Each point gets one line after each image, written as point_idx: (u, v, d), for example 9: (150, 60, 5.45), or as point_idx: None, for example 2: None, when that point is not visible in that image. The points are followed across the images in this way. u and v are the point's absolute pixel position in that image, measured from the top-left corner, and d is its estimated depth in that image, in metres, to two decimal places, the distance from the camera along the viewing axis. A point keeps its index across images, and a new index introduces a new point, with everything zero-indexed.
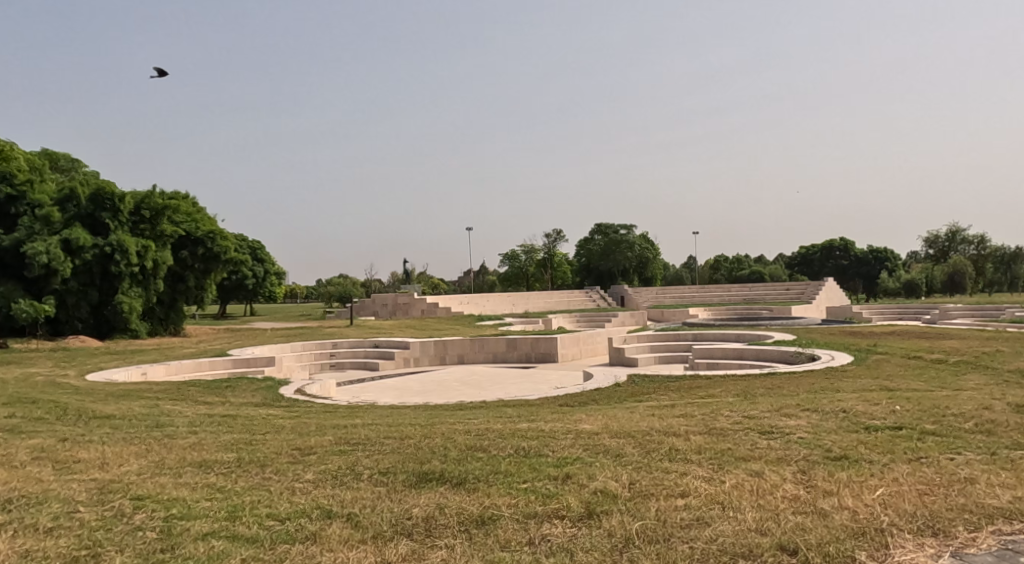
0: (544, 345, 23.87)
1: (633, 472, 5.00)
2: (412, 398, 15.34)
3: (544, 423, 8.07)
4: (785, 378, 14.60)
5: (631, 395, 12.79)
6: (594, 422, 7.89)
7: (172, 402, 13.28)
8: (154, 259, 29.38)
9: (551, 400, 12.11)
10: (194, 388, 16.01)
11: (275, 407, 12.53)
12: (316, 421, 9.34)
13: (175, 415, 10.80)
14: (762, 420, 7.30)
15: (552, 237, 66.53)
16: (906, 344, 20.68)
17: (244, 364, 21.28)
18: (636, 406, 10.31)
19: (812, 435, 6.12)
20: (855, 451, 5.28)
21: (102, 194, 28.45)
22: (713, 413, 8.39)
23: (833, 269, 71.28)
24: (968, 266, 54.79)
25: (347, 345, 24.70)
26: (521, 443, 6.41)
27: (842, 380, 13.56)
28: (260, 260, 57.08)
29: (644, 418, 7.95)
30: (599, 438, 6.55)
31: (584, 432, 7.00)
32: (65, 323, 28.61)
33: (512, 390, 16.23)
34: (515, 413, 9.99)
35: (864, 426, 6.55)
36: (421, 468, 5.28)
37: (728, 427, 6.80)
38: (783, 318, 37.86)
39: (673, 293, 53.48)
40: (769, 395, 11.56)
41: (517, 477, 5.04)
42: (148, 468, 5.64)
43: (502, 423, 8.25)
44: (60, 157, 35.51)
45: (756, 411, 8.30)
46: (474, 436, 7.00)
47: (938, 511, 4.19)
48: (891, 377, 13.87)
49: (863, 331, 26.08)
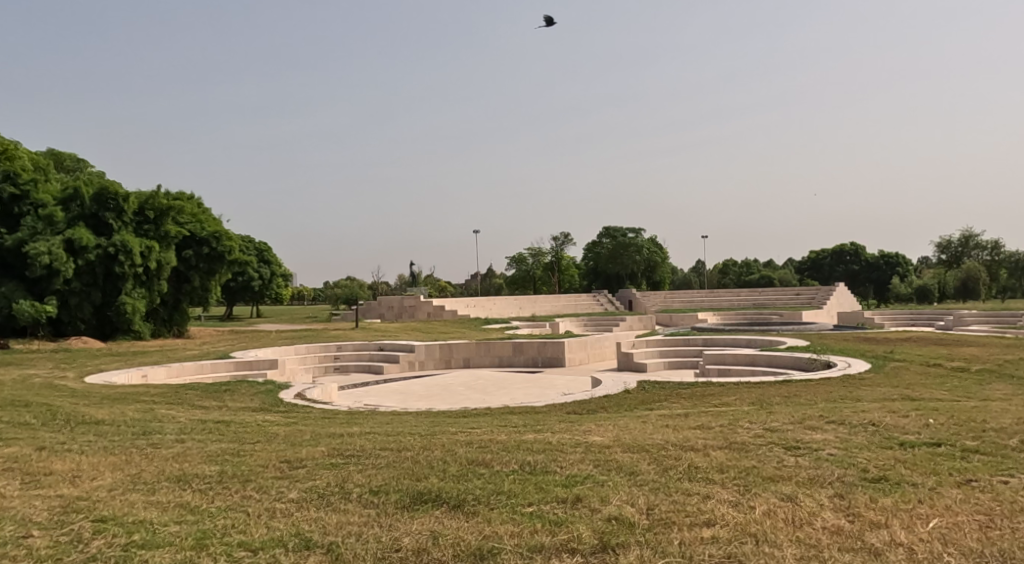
0: (551, 349, 23.42)
1: (650, 494, 4.53)
2: (415, 404, 14.90)
3: (553, 433, 7.58)
4: (801, 385, 14.08)
5: (641, 403, 12.29)
6: (604, 434, 7.40)
7: (167, 406, 12.88)
8: (157, 260, 29.05)
9: (558, 407, 11.64)
10: (193, 392, 15.62)
11: (273, 412, 12.13)
12: (312, 429, 8.91)
13: (167, 420, 10.40)
14: (785, 433, 6.82)
15: (560, 240, 66.12)
16: (924, 351, 20.09)
17: (246, 367, 20.91)
18: (647, 415, 9.83)
19: (844, 452, 5.64)
20: (895, 472, 4.79)
21: (105, 193, 28.23)
22: (730, 424, 7.88)
23: (844, 274, 70.64)
24: (981, 272, 54.27)
25: (352, 348, 24.24)
26: (526, 457, 5.95)
27: (861, 389, 13.04)
28: (266, 262, 56.76)
29: (657, 430, 7.47)
30: (610, 452, 6.07)
31: (594, 444, 6.53)
32: (67, 323, 28.24)
33: (518, 395, 15.78)
34: (520, 421, 9.52)
35: (898, 441, 6.04)
36: (416, 486, 4.83)
37: (749, 440, 6.33)
38: (794, 323, 37.20)
39: (681, 297, 52.86)
40: (787, 404, 11.06)
41: (521, 499, 4.57)
42: (119, 483, 5.18)
43: (507, 432, 7.80)
44: (66, 157, 35.35)
45: (776, 422, 7.81)
46: (477, 447, 6.54)
47: (1006, 551, 3.70)
48: (911, 386, 13.34)
49: (878, 338, 25.50)
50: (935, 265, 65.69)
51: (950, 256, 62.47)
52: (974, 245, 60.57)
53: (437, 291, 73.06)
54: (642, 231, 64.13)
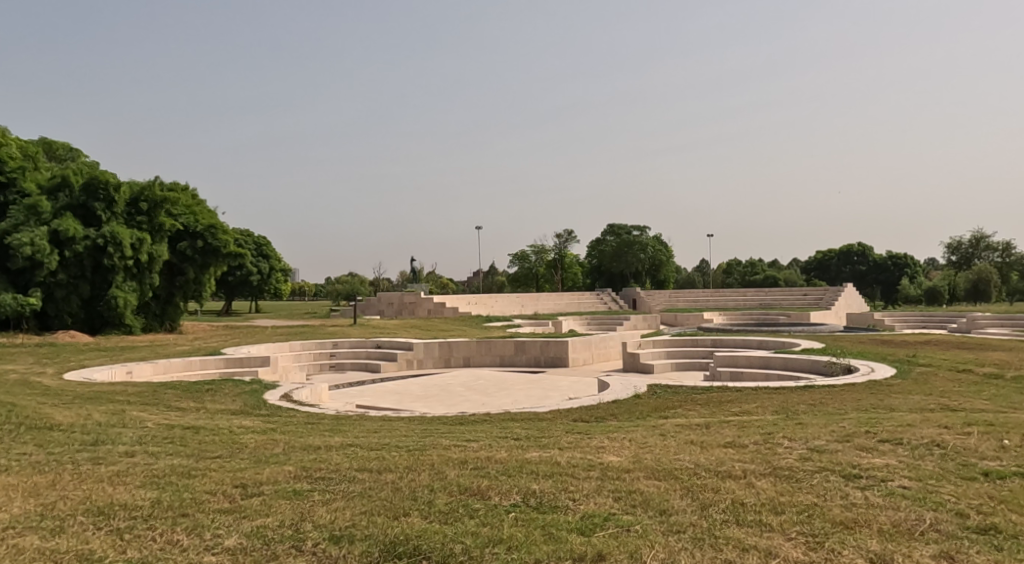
0: (554, 349, 22.44)
1: (693, 551, 3.58)
2: (410, 405, 13.84)
3: (561, 451, 6.53)
4: (826, 392, 13.01)
5: (654, 411, 11.23)
6: (622, 452, 6.37)
7: (140, 408, 11.84)
8: (149, 252, 27.91)
9: (564, 414, 10.62)
10: (173, 392, 14.61)
11: (253, 417, 11.08)
12: (288, 438, 7.85)
13: (133, 426, 9.38)
14: (836, 456, 5.73)
15: (563, 237, 65.13)
16: (948, 356, 18.98)
17: (237, 364, 19.94)
18: (664, 427, 8.85)
19: (924, 484, 4.60)
20: (1005, 521, 3.82)
21: (95, 182, 27.18)
22: (766, 442, 6.83)
23: (851, 275, 69.52)
24: (994, 273, 53.03)
25: (348, 345, 23.20)
26: (532, 484, 4.92)
27: (892, 397, 12.10)
28: (265, 256, 55.70)
29: (682, 449, 6.42)
30: (631, 478, 5.05)
31: (613, 467, 5.48)
32: (54, 316, 27.21)
33: (520, 398, 14.78)
34: (523, 431, 8.51)
35: (981, 469, 5.00)
36: (391, 531, 3.87)
37: (796, 465, 5.29)
38: (804, 324, 36.07)
39: (686, 297, 51.73)
40: (816, 415, 10.06)
41: (526, 553, 3.61)
42: (20, 518, 4.19)
43: (507, 449, 6.74)
44: (58, 146, 34.34)
45: (817, 441, 6.74)
46: (471, 471, 5.48)
47: None
48: (947, 395, 12.28)
49: (897, 340, 24.39)
50: (945, 266, 64.19)
51: (959, 258, 60.96)
52: (985, 247, 59.47)
53: (438, 288, 72.08)
54: (647, 229, 63.02)
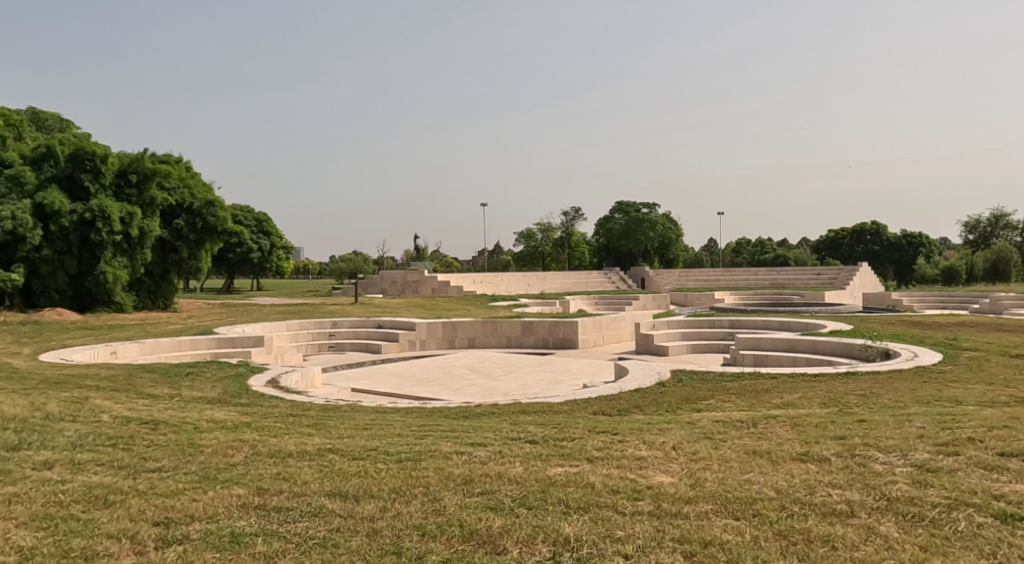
0: (564, 329, 21.04)
1: None
2: (410, 391, 12.49)
3: (591, 465, 5.12)
4: (871, 382, 11.64)
5: (684, 402, 9.87)
6: (673, 468, 4.94)
7: (106, 398, 10.46)
8: (140, 226, 26.40)
9: (582, 406, 9.30)
10: (149, 376, 13.29)
11: (230, 407, 9.73)
12: (256, 440, 6.47)
13: (84, 420, 8.00)
14: (957, 478, 4.35)
15: (569, 216, 63.55)
16: (991, 339, 17.46)
17: (229, 344, 18.57)
18: (701, 425, 7.50)
19: None
20: None
21: (81, 153, 25.70)
22: (852, 454, 5.36)
23: (864, 254, 67.92)
24: (1013, 252, 51.28)
25: (348, 324, 21.80)
26: (561, 524, 3.63)
27: (952, 387, 10.75)
28: (265, 233, 54.19)
29: (742, 465, 4.98)
30: (697, 515, 3.73)
31: (666, 494, 4.09)
32: (39, 293, 25.85)
33: (530, 383, 13.43)
34: (538, 430, 7.15)
35: None
36: None
37: (917, 495, 3.97)
38: (821, 304, 34.64)
39: (697, 276, 50.23)
40: (873, 410, 8.69)
41: None
42: None
43: (522, 460, 5.33)
44: (47, 116, 33.00)
45: (918, 452, 5.27)
46: (479, 498, 4.10)
47: None
48: (1011, 385, 10.88)
49: (927, 321, 22.89)
50: (961, 247, 62.71)
51: (977, 236, 59.66)
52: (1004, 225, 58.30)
53: (442, 266, 70.96)
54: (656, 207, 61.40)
